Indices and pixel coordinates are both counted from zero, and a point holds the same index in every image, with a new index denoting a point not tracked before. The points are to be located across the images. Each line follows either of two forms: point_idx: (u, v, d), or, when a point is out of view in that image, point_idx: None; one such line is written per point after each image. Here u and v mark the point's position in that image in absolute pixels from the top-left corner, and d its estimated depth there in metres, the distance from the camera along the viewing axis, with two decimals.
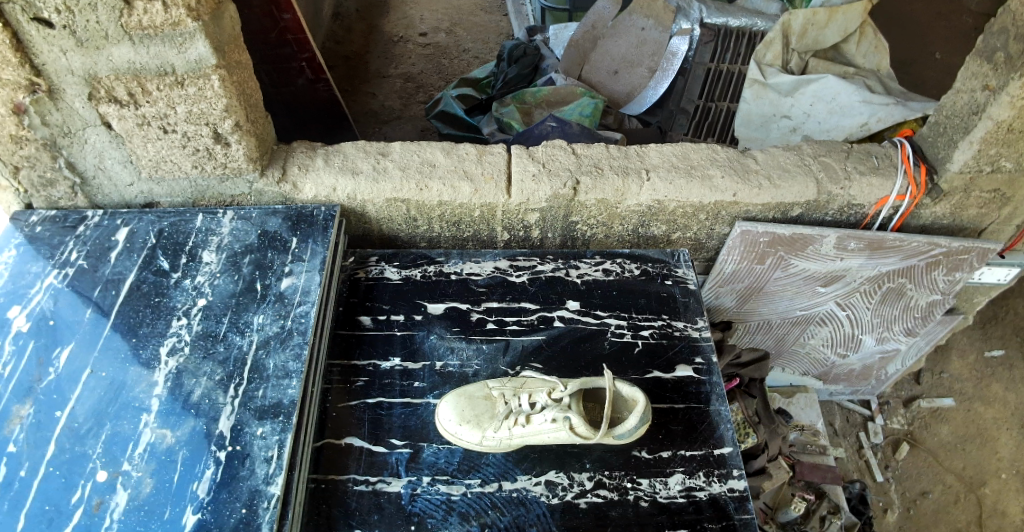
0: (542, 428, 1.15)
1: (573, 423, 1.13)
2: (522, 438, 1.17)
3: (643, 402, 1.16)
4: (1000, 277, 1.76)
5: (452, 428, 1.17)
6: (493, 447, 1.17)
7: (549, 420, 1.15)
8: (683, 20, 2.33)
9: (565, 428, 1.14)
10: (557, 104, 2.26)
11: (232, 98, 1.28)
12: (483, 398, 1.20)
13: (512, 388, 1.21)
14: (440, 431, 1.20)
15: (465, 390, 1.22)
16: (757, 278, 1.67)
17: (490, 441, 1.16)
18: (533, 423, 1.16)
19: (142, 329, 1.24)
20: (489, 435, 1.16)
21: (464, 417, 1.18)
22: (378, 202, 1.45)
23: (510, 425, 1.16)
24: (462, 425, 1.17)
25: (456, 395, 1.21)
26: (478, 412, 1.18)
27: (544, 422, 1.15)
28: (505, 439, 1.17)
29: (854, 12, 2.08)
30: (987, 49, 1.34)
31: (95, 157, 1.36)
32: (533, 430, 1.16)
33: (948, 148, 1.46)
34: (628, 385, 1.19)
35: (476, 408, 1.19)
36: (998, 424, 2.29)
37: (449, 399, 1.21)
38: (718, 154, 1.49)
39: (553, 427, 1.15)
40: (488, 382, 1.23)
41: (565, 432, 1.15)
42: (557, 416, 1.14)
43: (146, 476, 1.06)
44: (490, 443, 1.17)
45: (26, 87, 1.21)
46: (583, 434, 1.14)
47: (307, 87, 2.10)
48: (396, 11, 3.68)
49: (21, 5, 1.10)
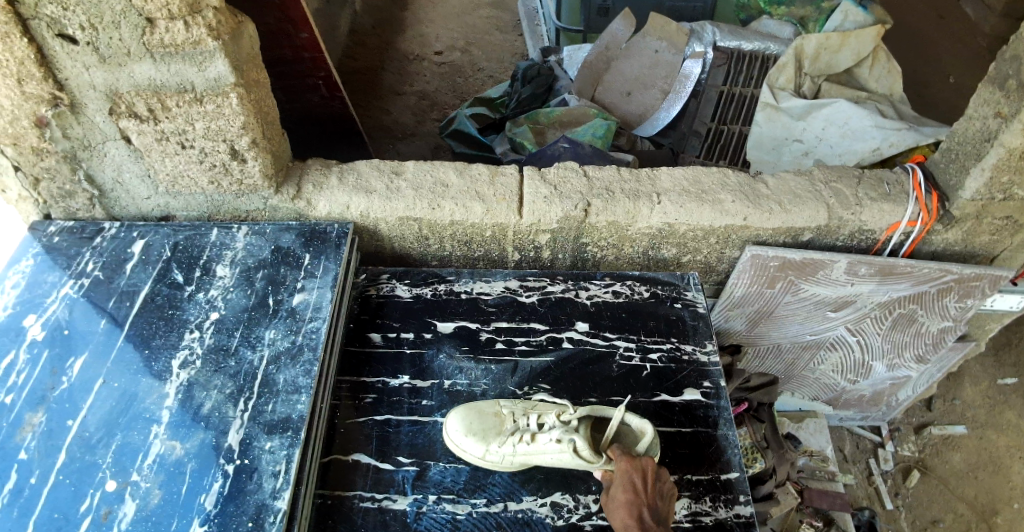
0: (546, 448, 1.14)
1: (578, 445, 1.10)
2: (524, 456, 1.16)
3: (650, 434, 1.11)
4: (1013, 304, 1.73)
5: (457, 439, 1.18)
6: (493, 463, 1.17)
7: (555, 441, 1.13)
8: (698, 43, 2.40)
9: (569, 449, 1.11)
10: (569, 125, 2.28)
11: (250, 116, 1.31)
12: (493, 410, 1.22)
13: (522, 408, 1.22)
14: (446, 442, 1.21)
15: (475, 405, 1.23)
16: (767, 302, 1.67)
17: (493, 454, 1.16)
18: (538, 442, 1.14)
19: (155, 341, 1.25)
20: (493, 450, 1.16)
21: (471, 429, 1.18)
22: (391, 220, 1.47)
23: (515, 441, 1.16)
24: (468, 436, 1.17)
25: (467, 409, 1.22)
26: (486, 426, 1.18)
27: (550, 443, 1.13)
28: (508, 455, 1.16)
29: (867, 36, 2.10)
30: (1000, 76, 1.34)
31: (114, 170, 1.39)
32: (537, 449, 1.15)
33: (960, 174, 1.46)
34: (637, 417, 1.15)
35: (484, 422, 1.19)
36: (1012, 453, 2.26)
37: (457, 411, 1.22)
38: (729, 179, 1.50)
39: (557, 447, 1.12)
40: (500, 401, 1.24)
41: (569, 455, 1.12)
42: (563, 438, 1.12)
43: (154, 487, 1.06)
44: (492, 457, 1.17)
45: (49, 101, 1.23)
46: (588, 459, 1.11)
47: (321, 103, 2.10)
48: (412, 30, 3.74)
49: (46, 22, 1.13)
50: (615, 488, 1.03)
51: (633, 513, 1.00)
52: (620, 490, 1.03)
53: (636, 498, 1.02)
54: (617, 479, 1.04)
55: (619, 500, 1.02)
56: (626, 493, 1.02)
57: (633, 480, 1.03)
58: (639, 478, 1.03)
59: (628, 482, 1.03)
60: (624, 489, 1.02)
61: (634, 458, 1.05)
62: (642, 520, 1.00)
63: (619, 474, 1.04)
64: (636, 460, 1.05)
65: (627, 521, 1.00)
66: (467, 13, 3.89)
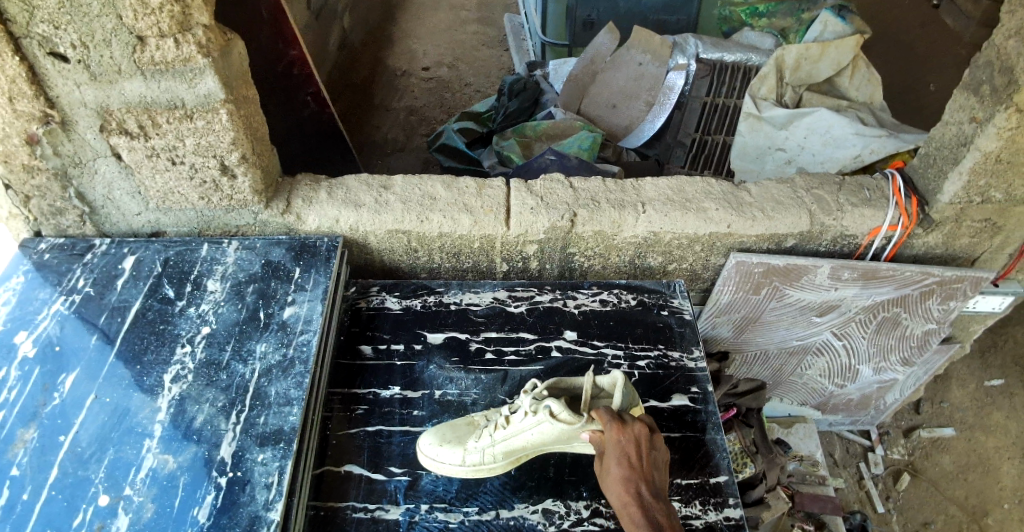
0: (524, 425, 1.14)
1: (554, 409, 1.10)
2: (504, 442, 1.17)
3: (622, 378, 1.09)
4: (995, 306, 1.76)
5: (433, 452, 1.18)
6: (474, 464, 1.17)
7: (530, 415, 1.13)
8: (681, 55, 2.43)
9: (548, 417, 1.11)
10: (557, 137, 2.31)
11: (240, 132, 1.32)
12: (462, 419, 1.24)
13: (492, 411, 1.24)
14: (421, 460, 1.20)
15: (446, 420, 1.25)
16: (753, 308, 1.69)
17: (471, 453, 1.17)
18: (512, 423, 1.16)
19: (147, 356, 1.26)
20: (471, 449, 1.17)
21: (445, 439, 1.19)
22: (380, 234, 1.49)
23: (491, 432, 1.17)
24: (442, 446, 1.18)
25: (437, 424, 1.24)
26: (458, 431, 1.21)
27: (525, 419, 1.14)
28: (487, 449, 1.17)
29: (846, 46, 2.16)
30: (974, 82, 1.38)
31: (104, 187, 1.40)
32: (514, 430, 1.15)
33: (938, 179, 1.49)
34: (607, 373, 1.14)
35: (456, 431, 1.21)
36: (1000, 454, 2.28)
37: (428, 429, 1.23)
38: (712, 188, 1.53)
39: (534, 419, 1.12)
40: (470, 413, 1.26)
41: (548, 423, 1.11)
42: (536, 408, 1.12)
43: (146, 501, 1.05)
44: (472, 458, 1.17)
45: (40, 118, 1.25)
46: (569, 420, 1.09)
47: (313, 118, 2.13)
48: (401, 46, 3.78)
49: (37, 41, 1.15)
50: (611, 464, 1.01)
51: (630, 491, 0.97)
52: (616, 466, 1.00)
53: (632, 473, 0.99)
54: (611, 453, 1.01)
55: (616, 477, 1.00)
56: (622, 469, 0.99)
57: (627, 454, 1.00)
58: (633, 450, 1.01)
59: (623, 458, 1.00)
60: (619, 464, 1.00)
61: (625, 427, 1.02)
62: (641, 497, 0.97)
63: (613, 446, 1.01)
64: (627, 428, 1.02)
65: (625, 498, 0.97)
66: (454, 29, 3.94)
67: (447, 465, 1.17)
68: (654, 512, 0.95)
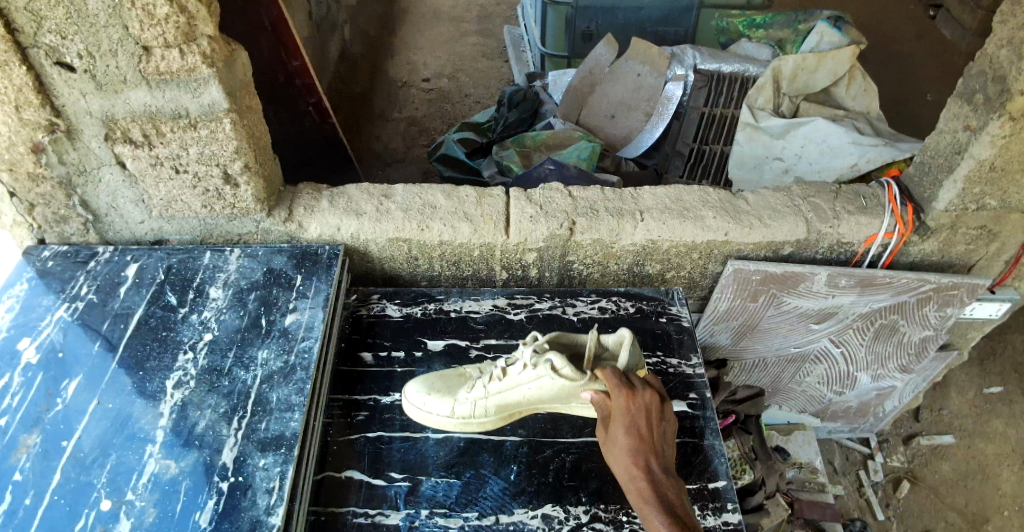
0: (523, 378, 1.19)
1: (556, 364, 1.13)
2: (497, 395, 1.23)
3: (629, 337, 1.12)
4: (993, 312, 1.76)
5: (422, 401, 1.26)
6: (463, 415, 1.24)
7: (530, 368, 1.17)
8: (679, 65, 2.46)
9: (549, 371, 1.14)
10: (556, 148, 2.33)
11: (243, 141, 1.34)
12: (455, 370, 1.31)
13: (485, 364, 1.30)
14: (409, 409, 1.28)
15: (437, 370, 1.31)
16: (751, 316, 1.71)
17: (462, 403, 1.24)
18: (509, 376, 1.21)
19: (150, 363, 1.27)
20: (462, 401, 1.24)
21: (434, 389, 1.26)
22: (381, 242, 1.50)
23: (485, 384, 1.23)
24: (431, 396, 1.26)
25: (428, 376, 1.30)
26: (450, 381, 1.28)
27: (525, 372, 1.18)
28: (479, 401, 1.24)
29: (843, 57, 2.19)
30: (967, 91, 1.40)
31: (108, 196, 1.42)
32: (510, 383, 1.21)
33: (933, 187, 1.51)
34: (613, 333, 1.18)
35: (447, 383, 1.27)
36: (1000, 461, 2.28)
37: (417, 380, 1.30)
38: (709, 196, 1.55)
39: (534, 372, 1.16)
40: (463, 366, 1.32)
41: (548, 377, 1.15)
42: (537, 361, 1.16)
43: (149, 505, 1.06)
44: (462, 408, 1.24)
45: (46, 127, 1.27)
46: (569, 377, 1.12)
47: (313, 128, 2.13)
48: (401, 58, 3.82)
49: (45, 51, 1.17)
50: (619, 433, 1.02)
51: (639, 462, 0.98)
52: (624, 436, 1.01)
53: (642, 444, 1.01)
54: (619, 421, 1.03)
55: (624, 447, 1.00)
56: (631, 440, 1.01)
57: (636, 424, 1.02)
58: (642, 421, 1.03)
59: (632, 428, 1.02)
60: (629, 434, 1.01)
61: (636, 398, 1.05)
62: (650, 470, 0.98)
63: (623, 415, 1.03)
64: (638, 399, 1.05)
65: (633, 469, 0.98)
66: (455, 41, 3.98)
67: (435, 415, 1.25)
68: (662, 485, 0.97)
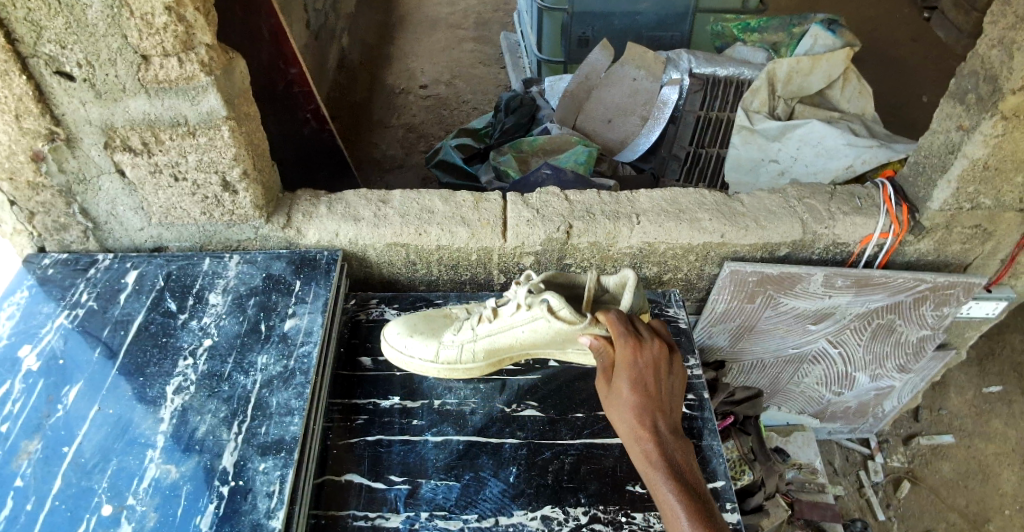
0: (517, 320, 1.28)
1: (553, 305, 1.21)
2: (485, 338, 1.32)
3: (632, 278, 1.21)
4: (989, 311, 1.77)
5: (404, 344, 1.35)
6: (447, 359, 1.32)
7: (525, 309, 1.25)
8: (674, 70, 2.48)
9: (545, 311, 1.22)
10: (553, 153, 2.35)
11: (241, 148, 1.35)
12: (438, 319, 1.40)
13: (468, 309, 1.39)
14: (389, 351, 1.36)
15: (417, 316, 1.40)
16: (748, 317, 1.71)
17: (446, 347, 1.33)
18: (501, 318, 1.30)
19: (150, 369, 1.27)
20: (447, 344, 1.33)
21: (415, 332, 1.36)
22: (379, 247, 1.51)
23: (473, 327, 1.32)
24: (413, 339, 1.34)
25: (410, 321, 1.39)
26: (433, 327, 1.37)
27: (519, 313, 1.26)
28: (466, 345, 1.32)
29: (837, 59, 2.20)
30: (960, 91, 1.41)
31: (108, 203, 1.43)
32: (502, 325, 1.29)
33: (927, 187, 1.52)
34: (615, 274, 1.27)
35: (431, 327, 1.37)
36: (1000, 460, 2.29)
37: (399, 324, 1.38)
38: (705, 199, 1.56)
39: (529, 314, 1.25)
40: (448, 314, 1.41)
41: (543, 318, 1.24)
42: (532, 302, 1.24)
43: (150, 510, 1.06)
44: (446, 353, 1.33)
45: (46, 135, 1.28)
46: (569, 319, 1.22)
47: (312, 136, 2.15)
48: (398, 65, 3.85)
49: (44, 60, 1.18)
50: (624, 390, 1.10)
51: (643, 418, 1.06)
52: (629, 392, 1.09)
53: (647, 401, 1.08)
54: (624, 378, 1.11)
55: (628, 403, 1.08)
56: (635, 396, 1.08)
57: (642, 380, 1.10)
58: (648, 378, 1.10)
59: (636, 385, 1.09)
60: (634, 390, 1.09)
61: (642, 352, 1.13)
62: (654, 426, 1.05)
63: (629, 369, 1.11)
64: (643, 352, 1.12)
65: (638, 426, 1.05)
66: (452, 47, 4.01)
67: (418, 360, 1.33)
68: (666, 442, 1.03)
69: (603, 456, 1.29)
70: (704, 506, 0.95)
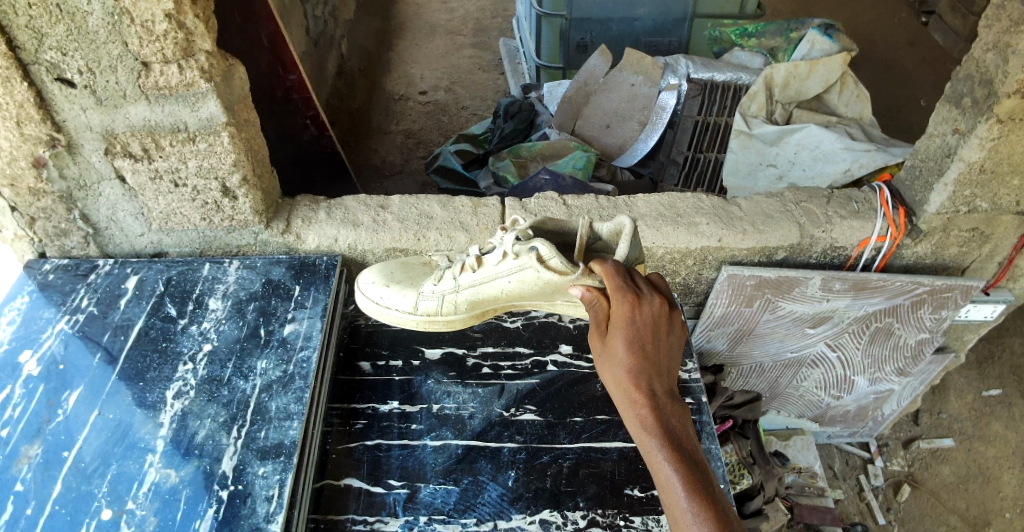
0: (501, 270, 1.26)
1: (542, 254, 1.15)
2: (467, 289, 1.31)
3: (629, 227, 1.11)
4: (987, 314, 1.77)
5: (382, 294, 1.35)
6: (427, 311, 1.33)
7: (512, 258, 1.22)
8: (671, 75, 2.47)
9: (533, 261, 1.17)
10: (551, 158, 2.36)
11: (241, 154, 1.36)
12: (417, 269, 1.39)
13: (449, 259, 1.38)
14: (365, 301, 1.37)
15: (393, 266, 1.40)
16: (746, 321, 1.72)
17: (425, 299, 1.33)
18: (483, 268, 1.28)
19: (149, 374, 1.28)
20: (426, 295, 1.33)
21: (391, 282, 1.36)
22: (378, 252, 1.51)
23: (455, 277, 1.32)
24: (390, 289, 1.35)
25: (388, 270, 1.39)
26: (411, 277, 1.37)
27: (504, 264, 1.24)
28: (449, 297, 1.32)
29: (835, 63, 2.21)
30: (955, 95, 1.42)
31: (109, 209, 1.44)
32: (487, 276, 1.28)
33: (924, 190, 1.53)
34: (609, 222, 1.17)
35: (409, 277, 1.36)
36: (1000, 463, 2.28)
37: (376, 273, 1.39)
38: (703, 203, 1.57)
39: (517, 264, 1.22)
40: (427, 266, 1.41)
41: (531, 270, 1.21)
42: (520, 251, 1.21)
43: (149, 514, 1.07)
44: (425, 305, 1.33)
45: (47, 142, 1.29)
46: (561, 270, 1.15)
47: (312, 142, 2.16)
48: (398, 71, 3.87)
49: (46, 67, 1.19)
50: (620, 351, 0.97)
51: (639, 383, 0.94)
52: (625, 353, 0.96)
53: (643, 364, 0.96)
54: (620, 337, 0.98)
55: (623, 366, 0.96)
56: (632, 359, 0.96)
57: (639, 341, 0.97)
58: (646, 338, 0.98)
59: (633, 345, 0.97)
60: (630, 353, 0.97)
61: (641, 310, 0.99)
62: (651, 391, 0.94)
63: (625, 329, 0.98)
64: (643, 309, 0.99)
65: (633, 391, 0.94)
66: (451, 53, 4.03)
67: (395, 311, 1.34)
68: (664, 409, 0.93)
69: (601, 460, 1.29)
70: (703, 475, 0.88)
